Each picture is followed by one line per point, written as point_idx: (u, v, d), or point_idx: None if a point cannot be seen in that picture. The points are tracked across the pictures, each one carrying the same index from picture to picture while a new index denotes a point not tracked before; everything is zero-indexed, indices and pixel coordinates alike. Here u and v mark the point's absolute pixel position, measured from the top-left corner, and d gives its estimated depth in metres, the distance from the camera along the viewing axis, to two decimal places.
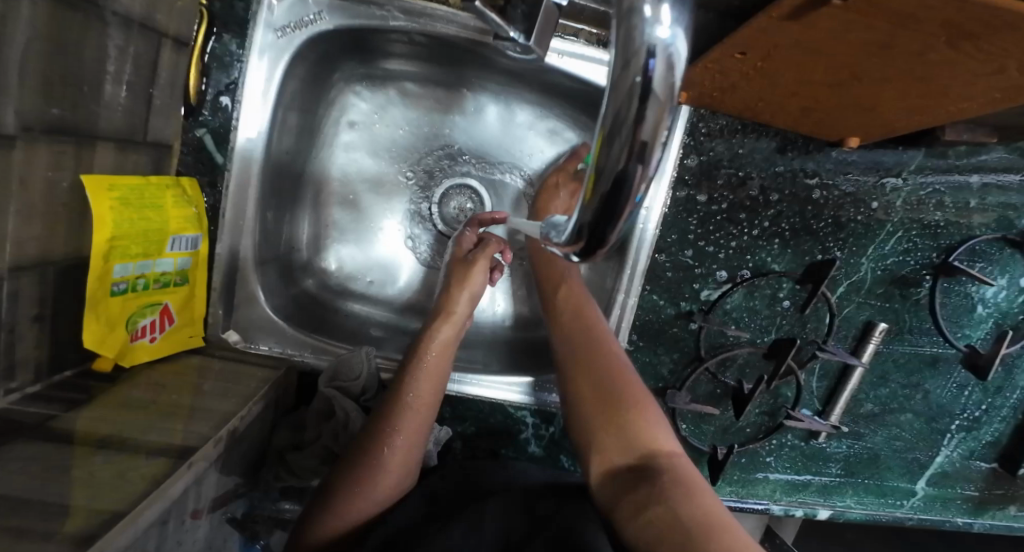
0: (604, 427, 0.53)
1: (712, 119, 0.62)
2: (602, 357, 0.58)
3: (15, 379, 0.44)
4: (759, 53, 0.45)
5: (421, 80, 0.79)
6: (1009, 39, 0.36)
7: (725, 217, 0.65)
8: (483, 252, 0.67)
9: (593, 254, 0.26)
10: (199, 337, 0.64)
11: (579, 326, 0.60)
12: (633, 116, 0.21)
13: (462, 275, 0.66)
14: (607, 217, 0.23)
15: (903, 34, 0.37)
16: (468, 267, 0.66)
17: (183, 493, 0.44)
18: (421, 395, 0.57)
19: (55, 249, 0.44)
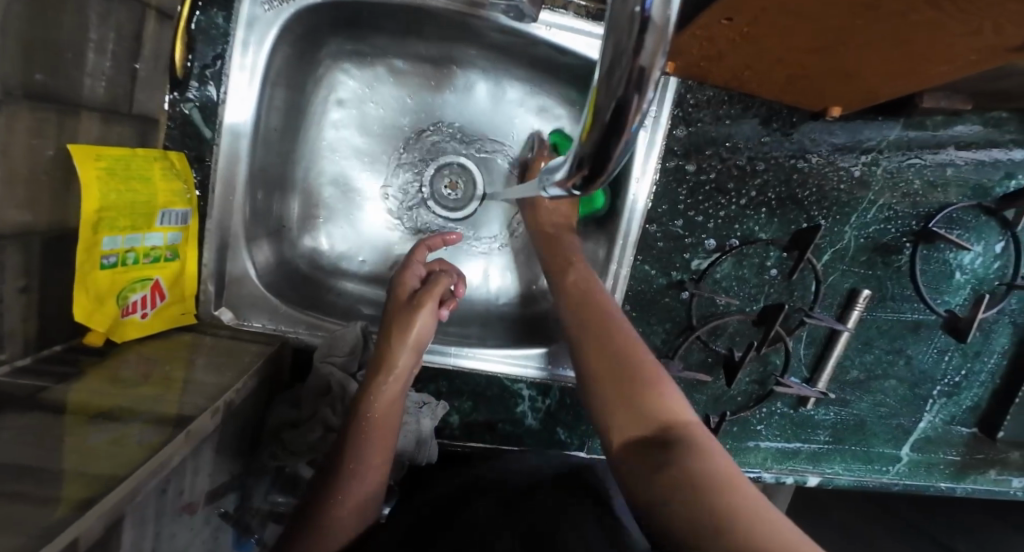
0: (615, 400, 0.50)
1: (700, 90, 0.63)
2: (613, 335, 0.56)
3: (4, 351, 0.43)
4: (745, 18, 0.46)
5: (409, 58, 0.79)
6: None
7: (714, 187, 0.66)
8: (430, 293, 0.61)
9: (593, 186, 0.27)
10: (191, 315, 0.63)
11: (589, 308, 0.59)
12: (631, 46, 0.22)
13: (404, 318, 0.60)
14: (606, 146, 0.24)
15: None
16: (409, 312, 0.60)
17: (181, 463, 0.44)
18: (371, 460, 0.55)
19: (41, 220, 0.43)
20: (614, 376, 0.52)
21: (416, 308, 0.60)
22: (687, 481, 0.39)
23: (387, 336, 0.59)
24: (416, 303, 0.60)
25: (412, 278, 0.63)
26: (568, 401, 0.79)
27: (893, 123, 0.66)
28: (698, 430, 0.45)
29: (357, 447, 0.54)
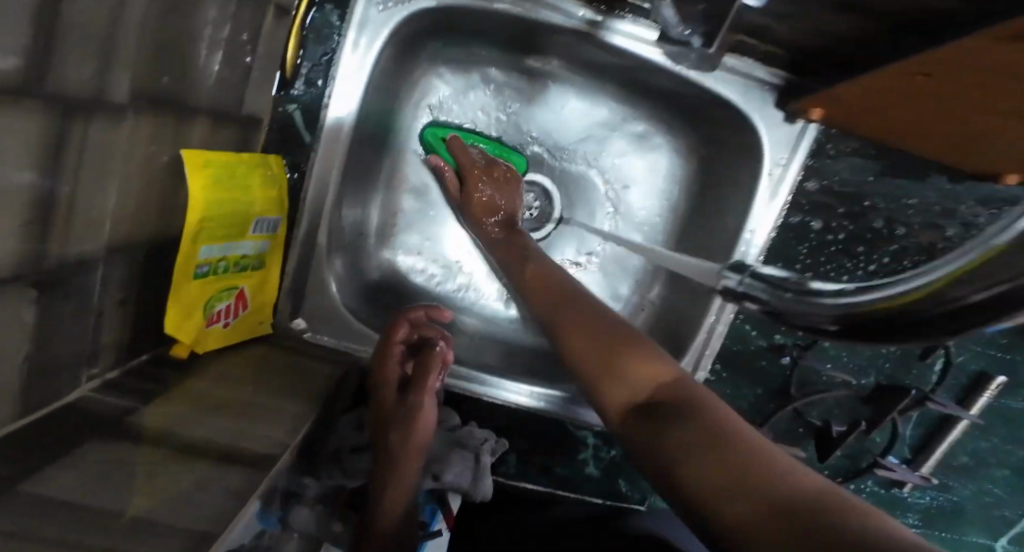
0: (606, 375, 0.49)
1: (843, 140, 0.57)
2: (634, 340, 0.51)
3: (97, 364, 0.41)
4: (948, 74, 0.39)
5: (507, 67, 0.74)
6: None
7: (841, 248, 0.59)
8: (420, 394, 0.56)
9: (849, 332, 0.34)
10: (268, 324, 0.61)
11: (588, 307, 0.56)
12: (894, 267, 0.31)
13: (394, 419, 0.56)
14: (965, 328, 0.27)
15: None
16: (402, 414, 0.56)
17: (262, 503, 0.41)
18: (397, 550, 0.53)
19: (147, 228, 0.40)
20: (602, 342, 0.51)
21: (410, 408, 0.56)
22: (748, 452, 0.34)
23: (385, 438, 0.56)
24: (408, 405, 0.56)
25: (392, 371, 0.59)
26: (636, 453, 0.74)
27: None
28: (690, 390, 0.43)
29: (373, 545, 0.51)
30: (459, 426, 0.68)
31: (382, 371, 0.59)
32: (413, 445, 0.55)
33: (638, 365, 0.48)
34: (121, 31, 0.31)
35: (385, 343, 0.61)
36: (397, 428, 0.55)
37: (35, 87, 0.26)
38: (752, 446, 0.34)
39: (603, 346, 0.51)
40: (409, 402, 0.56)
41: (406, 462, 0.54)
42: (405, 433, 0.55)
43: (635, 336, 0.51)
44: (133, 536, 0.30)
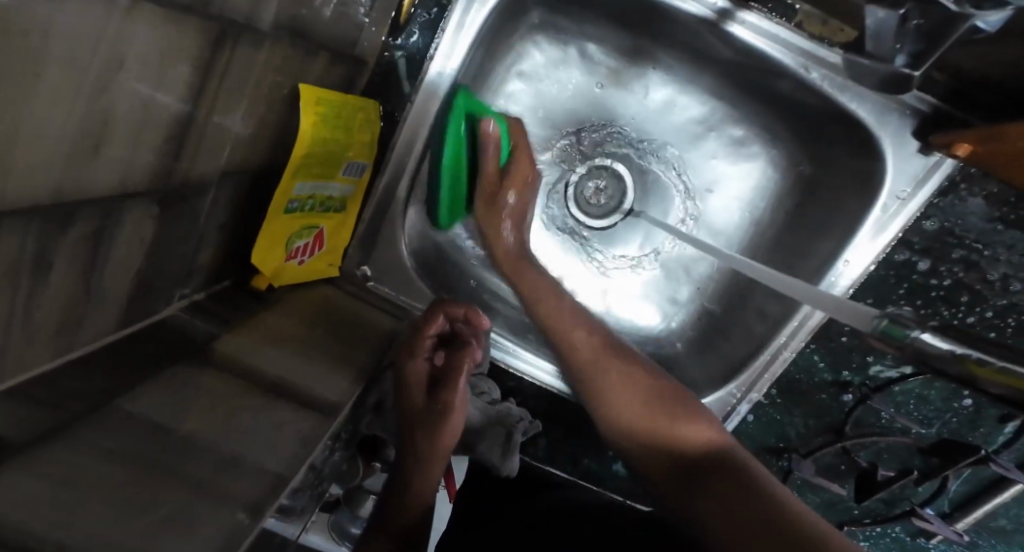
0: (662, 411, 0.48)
1: (980, 182, 0.52)
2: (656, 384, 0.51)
3: (189, 284, 0.41)
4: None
5: (609, 46, 0.71)
6: None
7: (942, 296, 0.56)
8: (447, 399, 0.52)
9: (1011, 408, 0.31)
10: (336, 268, 0.60)
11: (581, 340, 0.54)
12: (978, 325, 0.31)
13: (420, 421, 0.53)
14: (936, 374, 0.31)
15: None
16: (432, 415, 0.53)
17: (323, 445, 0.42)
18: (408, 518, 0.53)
19: (256, 157, 0.40)
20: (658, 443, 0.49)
21: (440, 415, 0.53)
22: None
23: (410, 438, 0.54)
24: (435, 409, 0.53)
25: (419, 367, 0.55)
26: None
27: None
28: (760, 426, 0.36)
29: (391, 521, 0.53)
30: (499, 401, 0.65)
31: (407, 364, 0.54)
32: (439, 450, 0.54)
33: (670, 436, 0.49)
34: None
35: (417, 336, 0.56)
36: (423, 431, 0.53)
37: (199, 6, 0.25)
38: None
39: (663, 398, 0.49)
40: (435, 409, 0.53)
41: (432, 461, 0.53)
42: (434, 430, 0.52)
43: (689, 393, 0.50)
44: (215, 463, 0.31)
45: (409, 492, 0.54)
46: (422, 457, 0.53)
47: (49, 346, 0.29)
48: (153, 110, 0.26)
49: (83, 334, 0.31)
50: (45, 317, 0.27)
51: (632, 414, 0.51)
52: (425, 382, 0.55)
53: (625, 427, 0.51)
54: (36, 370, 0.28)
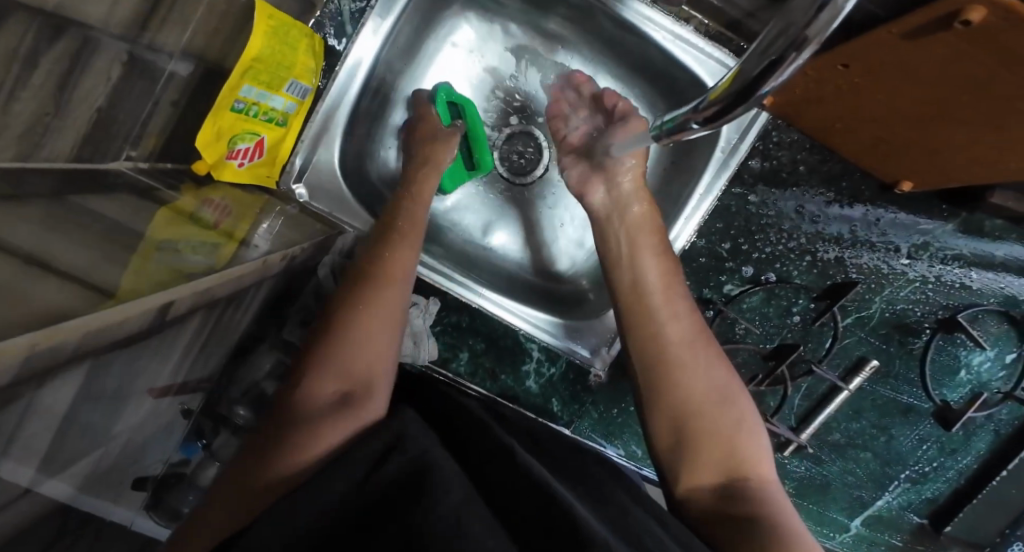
0: (697, 444, 0.52)
1: (785, 131, 0.72)
2: (739, 472, 0.51)
3: (138, 148, 0.49)
4: (1007, 21, 0.40)
5: (527, 27, 0.81)
6: None
7: (769, 225, 0.74)
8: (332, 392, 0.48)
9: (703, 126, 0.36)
10: (272, 180, 0.67)
11: (699, 388, 0.54)
12: (806, 22, 0.27)
13: (353, 350, 0.51)
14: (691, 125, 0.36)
15: (1002, 73, 0.46)
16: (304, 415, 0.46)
17: (246, 289, 0.49)
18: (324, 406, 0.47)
19: (214, 48, 0.50)
20: (687, 395, 0.54)
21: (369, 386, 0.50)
22: (757, 527, 0.45)
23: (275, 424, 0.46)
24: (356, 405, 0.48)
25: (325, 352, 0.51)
26: (571, 375, 0.79)
27: (950, 220, 0.75)
28: (759, 488, 0.50)
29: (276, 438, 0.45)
30: None
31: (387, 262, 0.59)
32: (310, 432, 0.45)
33: (678, 382, 0.55)
34: None
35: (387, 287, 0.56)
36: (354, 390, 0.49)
37: None
38: (770, 513, 0.47)
39: (700, 413, 0.53)
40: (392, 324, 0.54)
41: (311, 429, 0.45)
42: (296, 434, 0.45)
43: (727, 407, 0.54)
44: None
45: (298, 443, 0.44)
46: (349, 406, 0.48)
47: (18, 144, 0.35)
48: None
49: (42, 152, 0.38)
50: (25, 111, 0.34)
51: (686, 445, 0.53)
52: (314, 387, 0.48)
53: (680, 423, 0.53)
54: (2, 164, 0.34)
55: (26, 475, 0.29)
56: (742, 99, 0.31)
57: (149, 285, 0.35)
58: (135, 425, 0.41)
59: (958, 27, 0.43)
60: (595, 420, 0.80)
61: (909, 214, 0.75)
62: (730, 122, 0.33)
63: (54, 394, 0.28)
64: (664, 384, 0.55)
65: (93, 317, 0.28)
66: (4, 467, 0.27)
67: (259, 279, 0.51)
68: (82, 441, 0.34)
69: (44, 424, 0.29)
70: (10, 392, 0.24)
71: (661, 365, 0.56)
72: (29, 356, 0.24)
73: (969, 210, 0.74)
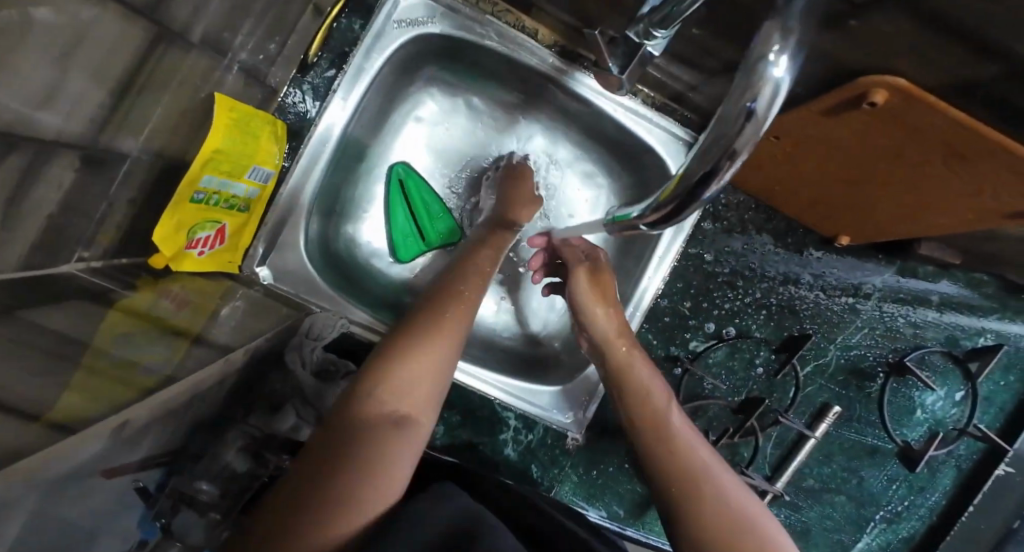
0: None
1: (733, 192, 0.76)
2: None
3: (90, 249, 0.47)
4: (905, 101, 0.45)
5: (488, 100, 0.84)
6: (990, 166, 0.48)
7: (725, 282, 0.77)
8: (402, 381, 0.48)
9: (655, 225, 0.38)
10: (235, 265, 0.66)
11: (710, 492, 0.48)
12: (734, 134, 0.30)
13: (401, 396, 0.47)
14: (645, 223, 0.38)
15: (914, 145, 0.50)
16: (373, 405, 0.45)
17: (202, 387, 0.47)
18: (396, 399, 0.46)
19: (172, 146, 0.50)
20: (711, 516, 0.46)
21: (434, 381, 0.50)
22: None
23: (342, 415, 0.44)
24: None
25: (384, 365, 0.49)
26: (549, 440, 0.78)
27: (889, 266, 0.80)
28: None
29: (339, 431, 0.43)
30: (348, 366, 0.70)
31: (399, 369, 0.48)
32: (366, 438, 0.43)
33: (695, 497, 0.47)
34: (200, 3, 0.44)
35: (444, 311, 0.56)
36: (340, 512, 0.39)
37: (136, 12, 0.38)
38: None
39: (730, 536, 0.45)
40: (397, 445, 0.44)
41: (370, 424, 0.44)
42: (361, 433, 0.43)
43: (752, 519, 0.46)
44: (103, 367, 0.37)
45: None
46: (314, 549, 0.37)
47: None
48: (98, 79, 0.38)
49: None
50: None
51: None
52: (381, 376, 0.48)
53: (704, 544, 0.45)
54: None
55: None
56: (685, 199, 0.33)
57: (102, 404, 0.34)
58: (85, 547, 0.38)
59: (868, 108, 0.47)
60: (576, 483, 0.79)
61: (851, 264, 0.79)
62: (686, 218, 0.35)
63: None
64: (687, 503, 0.47)
65: (40, 454, 0.27)
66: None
67: (217, 374, 0.49)
68: None
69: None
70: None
71: (674, 486, 0.49)
72: None
73: (903, 258, 0.80)
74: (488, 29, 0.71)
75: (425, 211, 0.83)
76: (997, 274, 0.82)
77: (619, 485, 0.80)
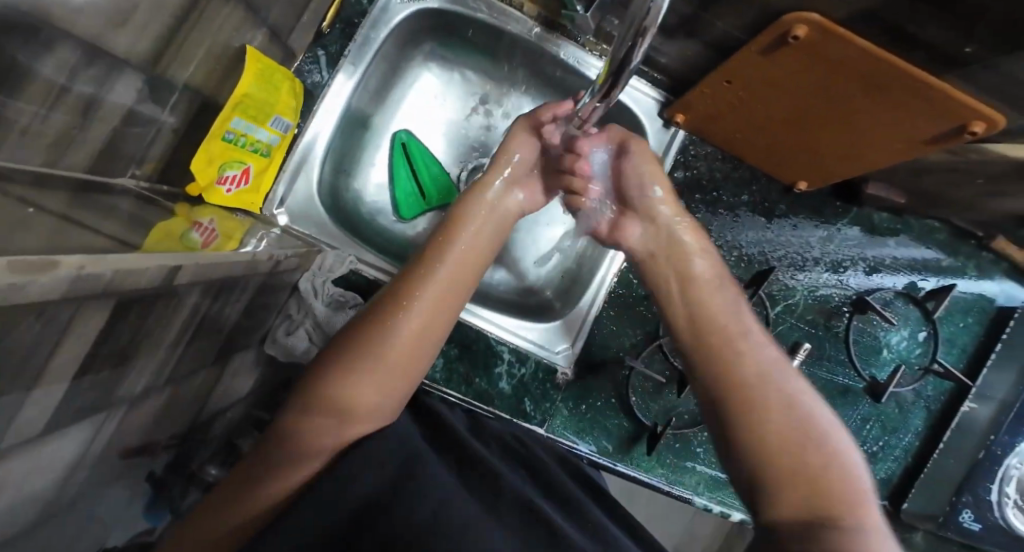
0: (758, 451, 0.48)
1: (700, 144, 0.86)
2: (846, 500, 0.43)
3: (141, 168, 0.56)
4: (823, 35, 0.53)
5: (482, 73, 0.93)
6: (900, 93, 0.56)
7: (697, 225, 0.86)
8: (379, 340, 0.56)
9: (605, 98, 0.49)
10: (257, 207, 0.74)
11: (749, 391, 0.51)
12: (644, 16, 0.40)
13: (372, 356, 0.56)
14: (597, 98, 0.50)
15: (837, 77, 0.58)
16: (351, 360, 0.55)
17: (232, 281, 0.55)
18: (378, 354, 0.56)
19: (210, 86, 0.59)
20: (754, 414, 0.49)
21: (410, 343, 0.57)
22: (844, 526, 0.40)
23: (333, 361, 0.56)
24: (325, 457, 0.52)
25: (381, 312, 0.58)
26: (540, 375, 0.85)
27: (846, 212, 0.88)
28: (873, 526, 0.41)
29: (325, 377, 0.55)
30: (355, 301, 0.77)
31: (399, 317, 0.57)
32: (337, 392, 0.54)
33: (746, 396, 0.51)
34: None
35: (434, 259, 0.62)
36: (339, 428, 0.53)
37: None
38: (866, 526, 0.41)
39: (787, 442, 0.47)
40: (387, 392, 0.55)
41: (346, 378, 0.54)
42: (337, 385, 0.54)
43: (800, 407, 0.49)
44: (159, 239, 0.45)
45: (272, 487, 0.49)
46: (329, 442, 0.52)
47: (47, 151, 0.42)
48: (161, 10, 0.47)
49: (64, 161, 0.44)
50: (60, 118, 0.42)
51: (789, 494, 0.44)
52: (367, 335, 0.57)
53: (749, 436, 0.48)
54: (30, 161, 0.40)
55: (48, 410, 0.34)
56: (619, 72, 0.44)
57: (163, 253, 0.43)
58: (138, 395, 0.45)
59: (793, 43, 0.56)
60: (566, 417, 0.85)
61: (812, 211, 0.87)
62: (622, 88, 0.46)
63: (83, 326, 0.34)
64: (740, 396, 0.51)
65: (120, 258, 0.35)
66: (34, 391, 0.32)
67: (244, 274, 0.57)
68: (92, 394, 0.38)
69: (68, 357, 0.34)
70: (55, 308, 0.30)
71: (735, 391, 0.52)
72: (78, 275, 0.30)
73: (857, 205, 0.88)
74: (479, 3, 0.82)
75: (427, 172, 0.91)
76: (946, 220, 0.91)
77: (606, 420, 0.85)
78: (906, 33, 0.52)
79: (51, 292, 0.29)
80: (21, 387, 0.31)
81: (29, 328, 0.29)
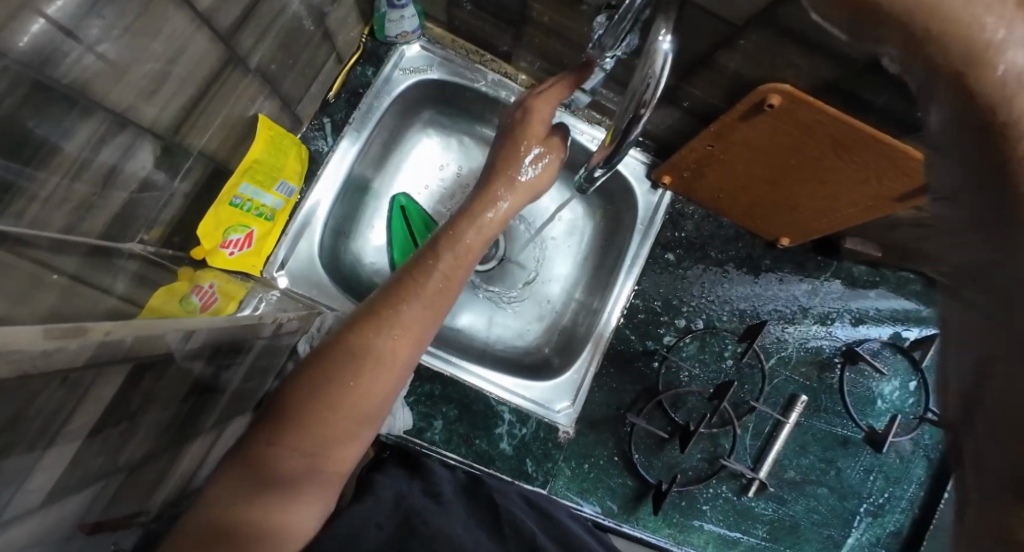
0: None
1: (686, 203, 0.90)
2: None
3: (150, 233, 0.56)
4: (793, 102, 0.58)
5: (478, 139, 0.98)
6: (866, 154, 0.61)
7: (688, 281, 0.89)
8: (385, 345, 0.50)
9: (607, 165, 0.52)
10: (257, 269, 0.75)
11: None
12: (639, 90, 0.43)
13: (373, 367, 0.49)
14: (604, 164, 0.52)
15: (811, 142, 0.63)
16: (348, 365, 0.49)
17: (235, 343, 0.54)
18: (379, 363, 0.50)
19: (221, 153, 0.61)
20: None
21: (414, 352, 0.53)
22: None
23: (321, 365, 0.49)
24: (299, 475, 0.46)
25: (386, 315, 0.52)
26: (542, 433, 0.83)
27: (829, 264, 0.92)
28: None
29: (313, 383, 0.47)
30: None
31: (409, 313, 0.52)
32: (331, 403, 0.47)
33: None
34: (259, 40, 0.58)
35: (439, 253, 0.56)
36: (324, 445, 0.47)
37: (219, 41, 0.51)
38: None
39: None
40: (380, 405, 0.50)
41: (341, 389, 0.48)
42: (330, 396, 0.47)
43: None
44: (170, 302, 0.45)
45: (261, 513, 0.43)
46: (312, 459, 0.46)
47: (67, 216, 0.42)
48: (186, 85, 0.49)
49: (82, 226, 0.45)
50: (80, 184, 0.42)
51: None
52: (367, 335, 0.50)
53: None
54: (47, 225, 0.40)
55: (52, 484, 0.32)
56: (621, 139, 0.47)
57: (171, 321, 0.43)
58: (135, 465, 0.43)
59: (767, 111, 0.61)
60: (569, 477, 0.83)
61: (791, 266, 0.91)
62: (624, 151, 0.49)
63: (98, 391, 0.33)
64: None
65: (134, 325, 0.36)
66: (45, 459, 0.31)
67: (245, 336, 0.56)
68: (95, 467, 0.36)
69: (81, 425, 0.33)
70: (78, 374, 0.30)
71: None
72: (102, 341, 0.31)
73: (837, 258, 0.91)
74: (477, 75, 0.87)
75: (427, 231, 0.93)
76: (921, 272, 0.95)
77: (611, 479, 0.84)
78: (862, 98, 0.58)
79: (74, 360, 0.29)
80: (34, 456, 0.29)
81: (51, 393, 0.29)
